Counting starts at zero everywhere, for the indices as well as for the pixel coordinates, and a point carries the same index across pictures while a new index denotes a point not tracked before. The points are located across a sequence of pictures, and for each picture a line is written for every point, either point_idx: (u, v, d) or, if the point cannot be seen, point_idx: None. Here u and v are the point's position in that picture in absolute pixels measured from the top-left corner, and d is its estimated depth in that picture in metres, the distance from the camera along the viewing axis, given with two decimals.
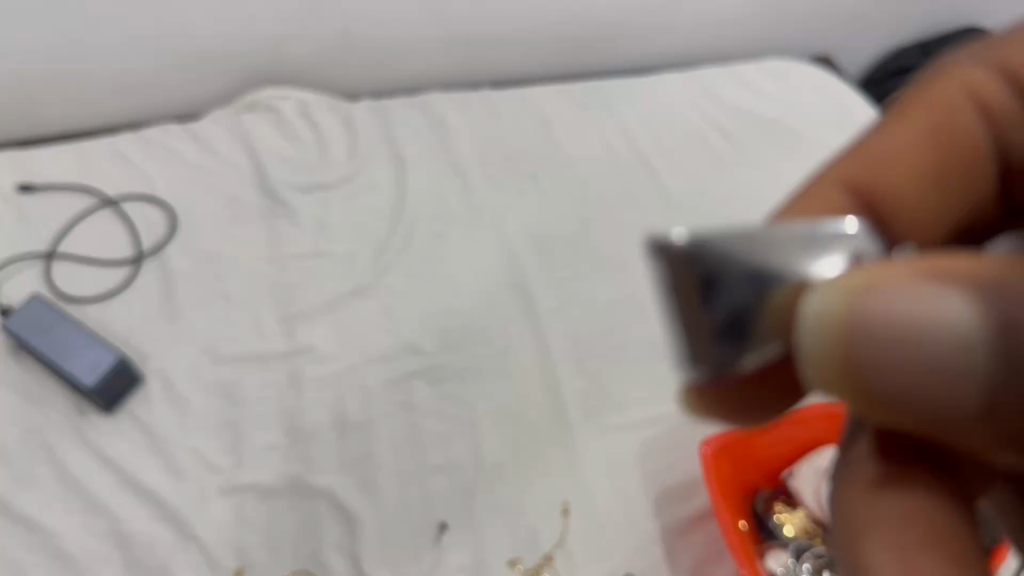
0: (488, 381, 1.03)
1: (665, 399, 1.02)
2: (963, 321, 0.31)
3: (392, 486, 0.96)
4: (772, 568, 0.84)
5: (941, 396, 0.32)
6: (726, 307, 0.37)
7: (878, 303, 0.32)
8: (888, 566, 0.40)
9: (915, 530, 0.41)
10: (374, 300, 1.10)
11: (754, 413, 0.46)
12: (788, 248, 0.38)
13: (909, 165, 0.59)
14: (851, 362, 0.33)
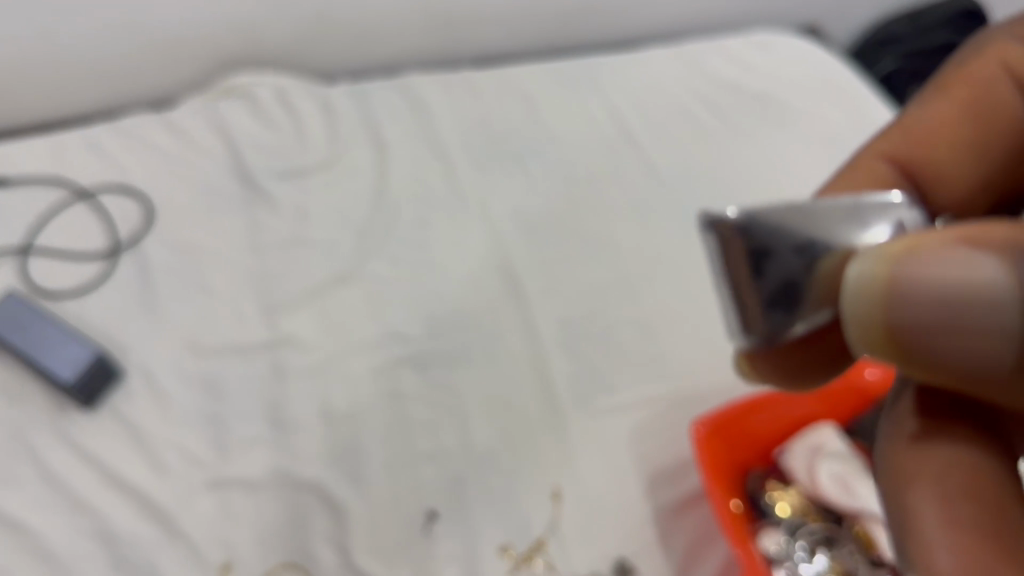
0: (475, 366, 1.01)
1: (656, 379, 1.00)
2: (991, 279, 0.38)
3: (381, 475, 0.94)
4: (766, 547, 0.83)
5: (967, 343, 0.39)
6: (777, 276, 0.44)
7: (923, 267, 0.39)
8: (931, 508, 0.46)
9: (959, 478, 0.46)
10: (356, 286, 1.08)
11: (808, 376, 0.52)
12: (832, 221, 0.46)
13: (949, 138, 0.64)
14: (894, 315, 0.41)
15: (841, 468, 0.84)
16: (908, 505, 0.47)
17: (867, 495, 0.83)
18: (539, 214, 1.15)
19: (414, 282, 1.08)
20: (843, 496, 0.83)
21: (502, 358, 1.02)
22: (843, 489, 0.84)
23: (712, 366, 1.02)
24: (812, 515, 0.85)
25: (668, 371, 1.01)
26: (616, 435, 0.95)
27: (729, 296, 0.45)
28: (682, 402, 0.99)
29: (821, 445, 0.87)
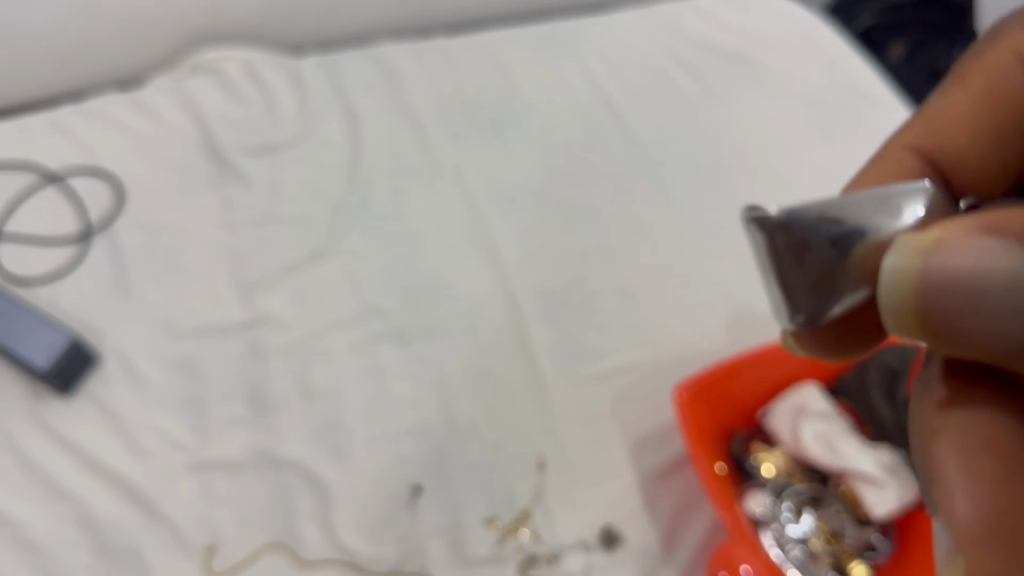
0: (455, 338, 1.00)
1: (638, 345, 0.99)
2: (1013, 267, 0.35)
3: (363, 451, 0.93)
4: (750, 508, 0.83)
5: (992, 326, 0.37)
6: (817, 267, 0.42)
7: (943, 257, 0.37)
8: (955, 472, 0.43)
9: (984, 441, 0.43)
10: (334, 262, 1.07)
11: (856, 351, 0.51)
12: (873, 210, 0.43)
13: (966, 129, 0.60)
14: (925, 309, 0.38)
15: (825, 428, 0.84)
16: (937, 464, 0.45)
17: (851, 453, 0.82)
18: (516, 182, 1.13)
19: (392, 256, 1.07)
20: (827, 455, 0.83)
21: (483, 330, 1.00)
22: (826, 448, 0.83)
23: (694, 330, 1.01)
24: (796, 476, 0.86)
25: (651, 336, 1.00)
26: (599, 403, 0.95)
27: (776, 287, 0.44)
28: (665, 367, 0.98)
29: (804, 404, 0.85)
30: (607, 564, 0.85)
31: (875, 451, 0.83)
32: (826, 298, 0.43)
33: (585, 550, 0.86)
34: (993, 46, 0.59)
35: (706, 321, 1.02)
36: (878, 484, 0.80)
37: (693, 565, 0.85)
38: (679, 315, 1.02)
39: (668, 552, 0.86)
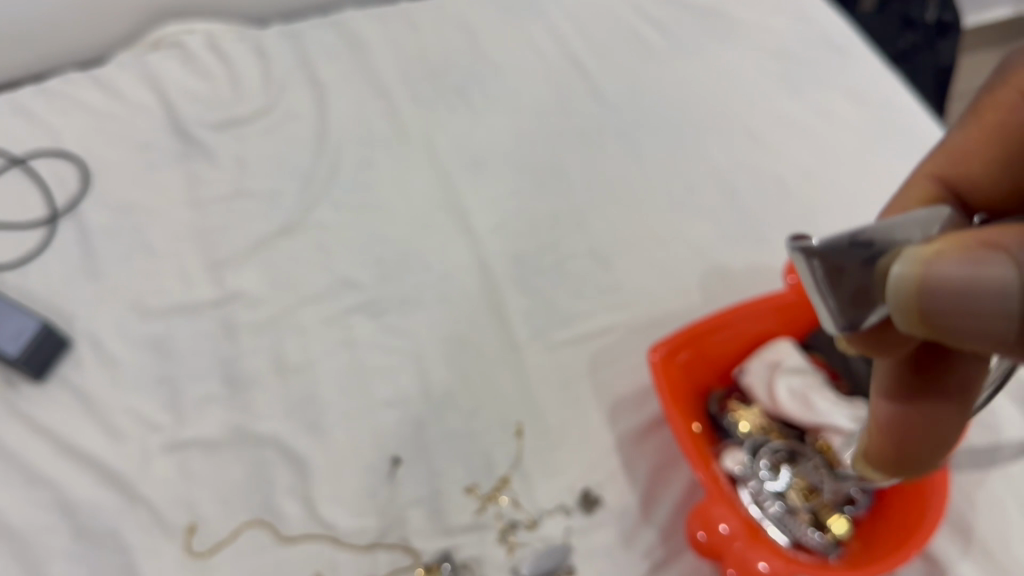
0: (429, 308, 0.99)
1: (614, 307, 0.99)
2: (1008, 276, 0.35)
3: (341, 424, 0.92)
4: (729, 467, 0.83)
5: (983, 327, 0.37)
6: (854, 283, 0.43)
7: (941, 264, 0.38)
8: None
9: None
10: (303, 237, 1.05)
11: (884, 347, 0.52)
12: (906, 230, 0.45)
13: (975, 157, 0.62)
14: (923, 312, 0.39)
15: (799, 384, 0.84)
16: None
17: (826, 409, 0.82)
18: (487, 149, 1.12)
19: (363, 228, 1.06)
20: (802, 412, 0.83)
21: (457, 299, 1.00)
22: (802, 404, 0.83)
23: (669, 290, 1.00)
24: (773, 433, 0.86)
25: (626, 298, 0.99)
26: (576, 367, 0.94)
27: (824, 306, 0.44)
28: (642, 328, 0.97)
29: (779, 361, 0.86)
30: (587, 526, 0.84)
31: (850, 406, 0.83)
32: (862, 312, 0.44)
33: (565, 513, 0.85)
34: (1003, 85, 0.60)
35: (681, 281, 1.01)
36: (853, 438, 0.81)
37: (673, 524, 0.84)
38: (653, 275, 1.01)
39: (647, 512, 0.85)
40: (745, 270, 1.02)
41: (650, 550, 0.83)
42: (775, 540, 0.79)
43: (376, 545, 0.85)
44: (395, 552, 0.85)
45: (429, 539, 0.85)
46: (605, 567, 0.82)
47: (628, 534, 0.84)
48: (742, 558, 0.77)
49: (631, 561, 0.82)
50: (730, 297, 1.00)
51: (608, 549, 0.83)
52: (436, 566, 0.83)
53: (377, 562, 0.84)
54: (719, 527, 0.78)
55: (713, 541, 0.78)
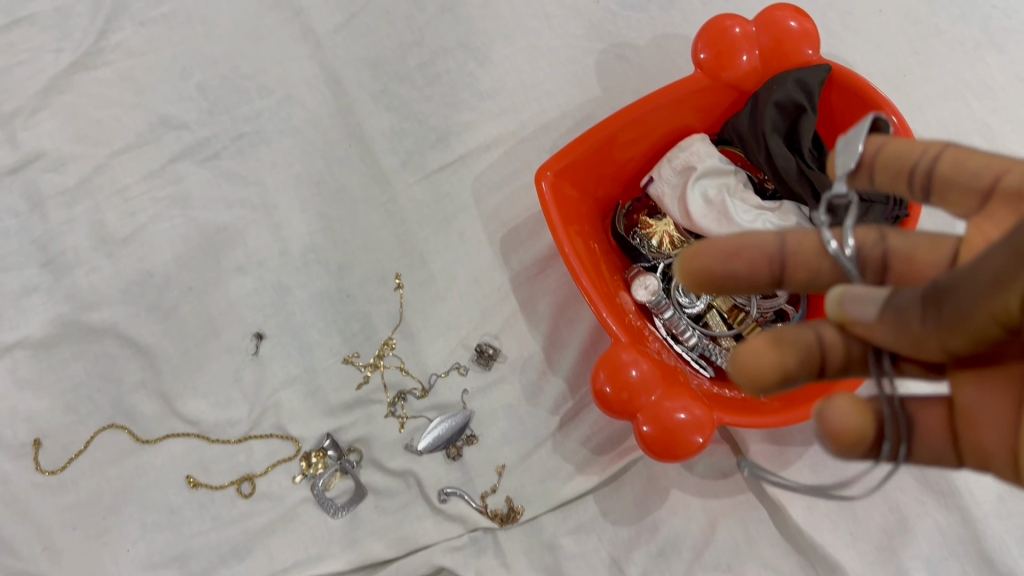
0: (273, 143, 0.81)
1: (497, 113, 0.81)
2: (922, 329, 0.36)
3: (188, 301, 0.77)
4: (640, 297, 0.72)
5: (914, 334, 0.37)
6: (936, 319, 0.36)
7: (861, 315, 0.39)
8: (734, 262, 0.45)
9: (740, 261, 0.45)
10: (106, 69, 0.83)
11: (761, 361, 0.43)
12: (859, 301, 0.40)
13: (969, 421, 0.40)
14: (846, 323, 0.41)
15: (715, 192, 0.71)
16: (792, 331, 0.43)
17: (748, 223, 0.69)
18: None
19: (174, 47, 0.83)
20: (719, 226, 0.70)
21: (305, 128, 0.81)
22: (719, 218, 0.70)
23: (562, 84, 0.82)
24: None
25: (511, 102, 0.81)
26: (459, 198, 0.79)
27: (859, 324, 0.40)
28: (531, 137, 0.81)
29: (692, 165, 0.72)
30: (486, 386, 0.73)
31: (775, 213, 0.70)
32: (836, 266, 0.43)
33: (460, 373, 0.74)
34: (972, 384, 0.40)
35: (577, 69, 0.82)
36: None
37: (581, 371, 0.73)
38: (542, 67, 0.82)
39: (551, 358, 0.74)
40: (653, 42, 0.82)
41: (558, 403, 0.72)
42: (689, 389, 0.68)
43: (248, 436, 0.74)
44: (272, 442, 0.74)
45: (308, 422, 0.74)
46: (510, 430, 0.72)
47: (531, 388, 0.73)
48: (659, 410, 0.65)
49: (537, 418, 0.72)
50: (636, 81, 0.82)
51: (511, 408, 0.73)
52: (319, 455, 0.72)
53: (253, 455, 0.74)
54: (629, 372, 0.66)
55: (623, 397, 0.66)
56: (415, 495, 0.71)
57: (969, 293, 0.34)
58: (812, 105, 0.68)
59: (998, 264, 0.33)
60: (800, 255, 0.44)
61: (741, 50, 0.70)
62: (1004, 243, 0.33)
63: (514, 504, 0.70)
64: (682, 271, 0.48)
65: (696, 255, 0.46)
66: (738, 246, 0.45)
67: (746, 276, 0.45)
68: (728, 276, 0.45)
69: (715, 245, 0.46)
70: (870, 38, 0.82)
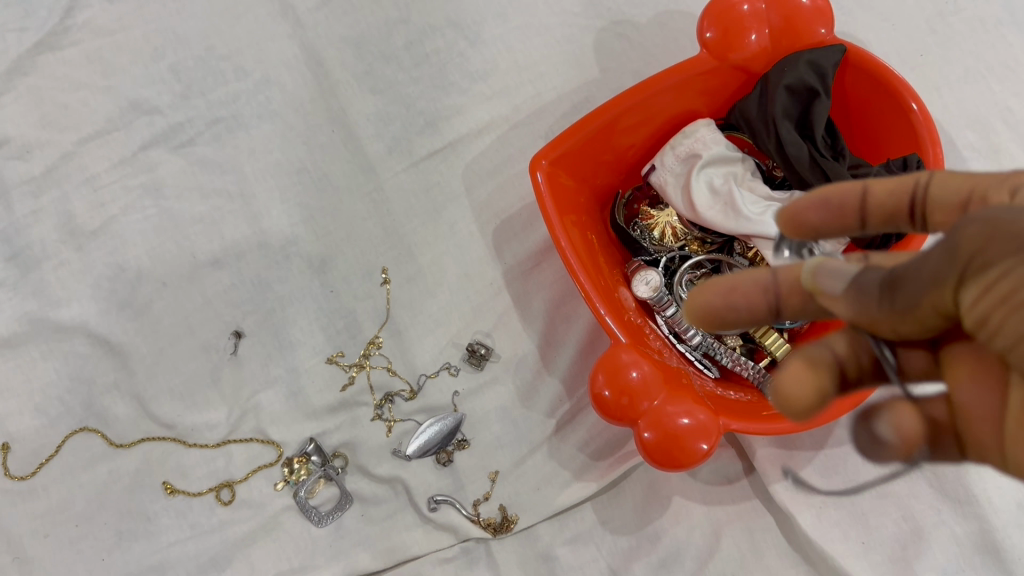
0: (251, 128, 0.76)
1: (489, 96, 0.77)
2: (879, 310, 0.32)
3: (162, 298, 0.73)
4: (641, 294, 0.68)
5: (864, 322, 0.33)
6: (890, 303, 0.32)
7: (825, 278, 0.35)
8: (730, 297, 0.37)
9: (740, 298, 0.37)
10: (73, 49, 0.77)
11: (795, 391, 0.34)
12: (837, 280, 0.34)
13: (975, 424, 0.32)
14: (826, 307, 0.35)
15: (722, 181, 0.67)
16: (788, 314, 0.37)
17: (756, 214, 0.65)
18: None
19: (145, 26, 0.78)
20: (726, 219, 0.66)
21: (286, 112, 0.76)
22: (725, 209, 0.66)
23: (558, 64, 0.77)
24: (694, 243, 0.71)
25: (504, 84, 0.77)
26: (449, 187, 0.75)
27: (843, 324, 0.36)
28: (525, 122, 0.76)
29: (697, 152, 0.67)
30: (477, 387, 0.69)
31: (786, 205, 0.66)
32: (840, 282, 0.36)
33: (451, 374, 0.70)
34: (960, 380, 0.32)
35: (574, 49, 0.78)
36: None
37: (578, 372, 0.70)
38: (537, 47, 0.77)
39: (547, 358, 0.70)
40: (655, 20, 0.78)
41: (554, 406, 0.69)
42: (693, 392, 0.64)
43: (227, 441, 0.70)
44: (253, 446, 0.70)
45: (290, 426, 0.70)
46: (503, 434, 0.68)
47: (526, 390, 0.69)
48: (661, 416, 0.61)
49: (532, 422, 0.68)
50: (637, 61, 0.77)
51: (504, 411, 0.69)
52: (302, 461, 0.68)
53: (232, 460, 0.70)
54: (629, 374, 0.62)
55: (623, 403, 0.62)
56: (404, 503, 0.67)
57: (917, 286, 0.30)
58: (824, 88, 0.64)
59: (936, 262, 0.29)
60: (796, 287, 0.36)
61: (749, 28, 0.65)
62: (948, 238, 0.29)
63: (508, 513, 0.66)
64: (688, 314, 0.40)
65: (694, 297, 0.39)
66: (734, 283, 0.38)
67: (748, 313, 0.37)
68: (726, 312, 0.38)
69: (718, 287, 0.38)
70: (884, 17, 0.77)
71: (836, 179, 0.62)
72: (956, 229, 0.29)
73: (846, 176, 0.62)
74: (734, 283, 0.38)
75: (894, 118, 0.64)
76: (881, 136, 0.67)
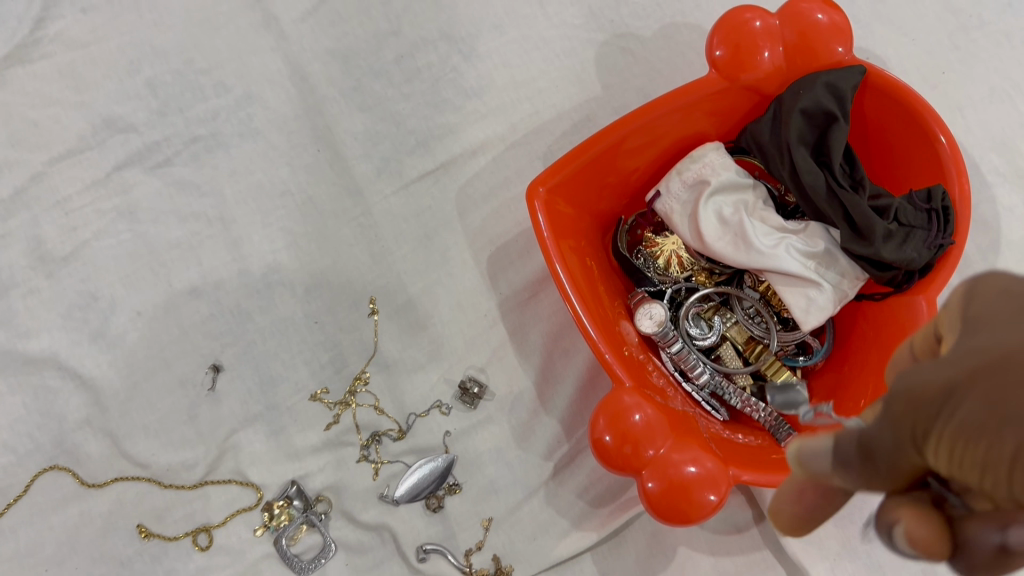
0: (231, 148, 0.72)
1: (484, 114, 0.73)
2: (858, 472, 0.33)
3: (136, 328, 0.69)
4: (645, 329, 0.63)
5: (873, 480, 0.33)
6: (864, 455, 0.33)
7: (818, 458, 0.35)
8: (792, 491, 0.38)
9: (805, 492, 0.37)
10: (44, 62, 0.72)
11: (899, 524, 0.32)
12: (823, 455, 0.35)
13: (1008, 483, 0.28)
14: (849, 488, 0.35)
15: (732, 210, 0.63)
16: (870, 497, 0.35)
17: (768, 247, 0.61)
18: None
19: (120, 37, 0.74)
20: (736, 251, 0.62)
21: (268, 130, 0.72)
22: (736, 240, 0.62)
23: (557, 80, 0.73)
24: (700, 274, 0.67)
25: (500, 102, 0.73)
26: (441, 212, 0.71)
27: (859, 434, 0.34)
28: (522, 141, 0.72)
29: (705, 179, 0.63)
30: (471, 427, 0.66)
31: (799, 235, 0.62)
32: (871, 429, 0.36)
33: (442, 412, 0.66)
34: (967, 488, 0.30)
35: (574, 64, 0.73)
36: (805, 283, 0.60)
37: (577, 412, 0.66)
38: (535, 62, 0.73)
39: (544, 396, 0.66)
40: (660, 33, 0.73)
41: (551, 448, 0.65)
42: (700, 437, 0.60)
43: (204, 482, 0.66)
44: (231, 489, 0.66)
45: (271, 467, 0.66)
46: (498, 477, 0.64)
47: (522, 430, 0.65)
48: (667, 465, 0.57)
49: (529, 465, 0.65)
50: (641, 78, 0.73)
51: (499, 453, 0.65)
52: (283, 506, 0.63)
53: (209, 503, 0.66)
54: (632, 419, 0.58)
55: (626, 451, 0.57)
56: (392, 551, 0.64)
57: (884, 445, 0.32)
58: (842, 112, 0.60)
59: (888, 435, 0.32)
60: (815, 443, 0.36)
61: (762, 46, 0.61)
62: (886, 409, 0.32)
63: (502, 563, 0.63)
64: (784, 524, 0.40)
65: (772, 514, 0.40)
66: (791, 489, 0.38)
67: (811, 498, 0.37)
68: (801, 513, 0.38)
69: (785, 481, 0.38)
70: (903, 31, 0.73)
71: (855, 211, 0.58)
72: (887, 403, 0.32)
73: (866, 208, 0.58)
74: (793, 490, 0.38)
75: (917, 146, 0.61)
76: (899, 162, 0.63)
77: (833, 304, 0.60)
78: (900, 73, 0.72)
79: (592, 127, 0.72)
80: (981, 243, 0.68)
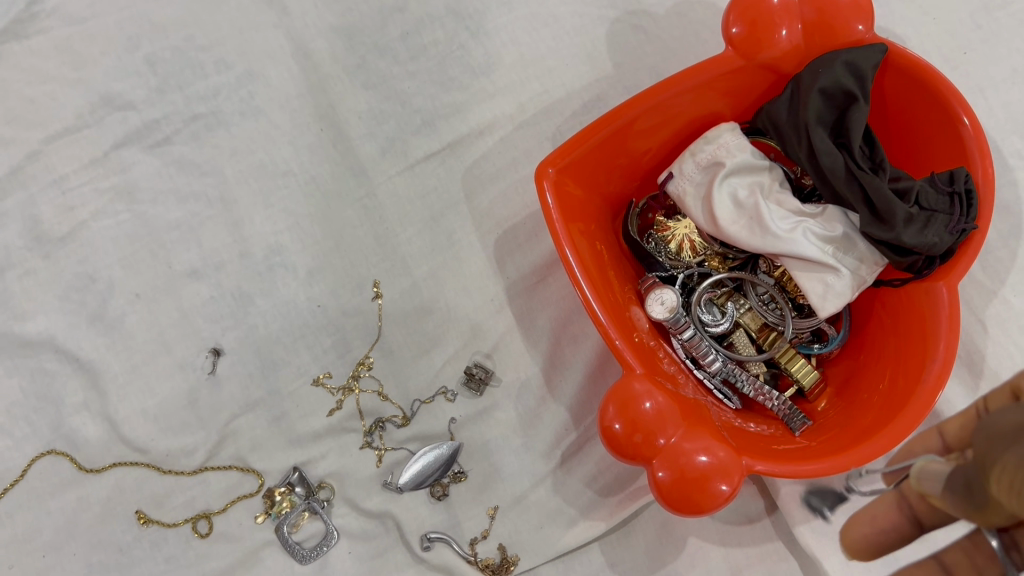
0: (232, 126, 0.70)
1: (491, 94, 0.71)
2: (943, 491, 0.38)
3: (135, 311, 0.67)
4: (655, 316, 0.62)
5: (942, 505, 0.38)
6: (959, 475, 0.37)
7: (924, 478, 0.40)
8: (880, 525, 0.44)
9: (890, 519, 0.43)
10: (40, 38, 0.71)
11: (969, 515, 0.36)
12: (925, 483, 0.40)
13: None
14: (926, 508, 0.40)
15: (747, 193, 0.61)
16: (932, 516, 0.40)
17: (785, 231, 0.59)
18: None
19: (118, 12, 0.72)
20: (751, 236, 0.60)
21: (270, 109, 0.70)
22: (751, 224, 0.60)
23: (567, 58, 0.71)
24: (713, 259, 0.64)
25: (508, 80, 0.71)
26: (447, 193, 0.69)
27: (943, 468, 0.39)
28: (530, 121, 0.70)
29: (719, 160, 0.61)
30: (476, 413, 0.64)
31: (817, 220, 0.60)
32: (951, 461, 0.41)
33: (447, 399, 0.64)
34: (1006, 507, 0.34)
35: (585, 42, 0.71)
36: (823, 269, 0.59)
37: (585, 399, 0.64)
38: (544, 40, 0.71)
39: (552, 383, 0.65)
40: (673, 10, 0.71)
41: (559, 437, 0.64)
42: (712, 426, 0.58)
43: (204, 468, 0.64)
44: (231, 475, 0.64)
45: (272, 453, 0.64)
46: (504, 465, 0.63)
47: (529, 417, 0.64)
48: (678, 454, 0.55)
49: (536, 453, 0.63)
50: (654, 56, 0.71)
51: (505, 440, 0.64)
52: (285, 492, 0.63)
53: (209, 489, 0.64)
54: (642, 406, 0.56)
55: (636, 440, 0.56)
56: (395, 540, 0.63)
57: (970, 468, 0.36)
58: (862, 92, 0.58)
59: (980, 463, 0.36)
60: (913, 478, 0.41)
61: (780, 22, 0.59)
62: (981, 449, 0.36)
63: (508, 554, 0.61)
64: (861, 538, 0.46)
65: (856, 539, 0.47)
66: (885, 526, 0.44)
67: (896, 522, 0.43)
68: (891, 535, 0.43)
69: (872, 531, 0.45)
70: (925, 10, 0.70)
71: (876, 195, 0.56)
72: (982, 448, 0.36)
73: (887, 192, 0.56)
74: (887, 526, 0.44)
75: (937, 126, 0.59)
76: (918, 142, 0.61)
77: (851, 290, 0.59)
78: (921, 52, 0.70)
79: (602, 106, 0.70)
80: (1003, 228, 0.66)
